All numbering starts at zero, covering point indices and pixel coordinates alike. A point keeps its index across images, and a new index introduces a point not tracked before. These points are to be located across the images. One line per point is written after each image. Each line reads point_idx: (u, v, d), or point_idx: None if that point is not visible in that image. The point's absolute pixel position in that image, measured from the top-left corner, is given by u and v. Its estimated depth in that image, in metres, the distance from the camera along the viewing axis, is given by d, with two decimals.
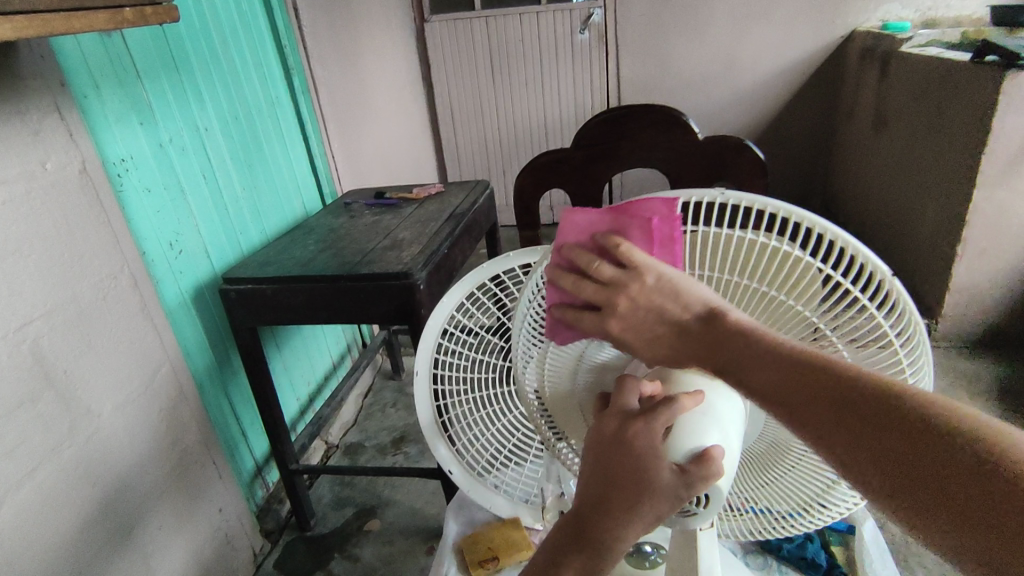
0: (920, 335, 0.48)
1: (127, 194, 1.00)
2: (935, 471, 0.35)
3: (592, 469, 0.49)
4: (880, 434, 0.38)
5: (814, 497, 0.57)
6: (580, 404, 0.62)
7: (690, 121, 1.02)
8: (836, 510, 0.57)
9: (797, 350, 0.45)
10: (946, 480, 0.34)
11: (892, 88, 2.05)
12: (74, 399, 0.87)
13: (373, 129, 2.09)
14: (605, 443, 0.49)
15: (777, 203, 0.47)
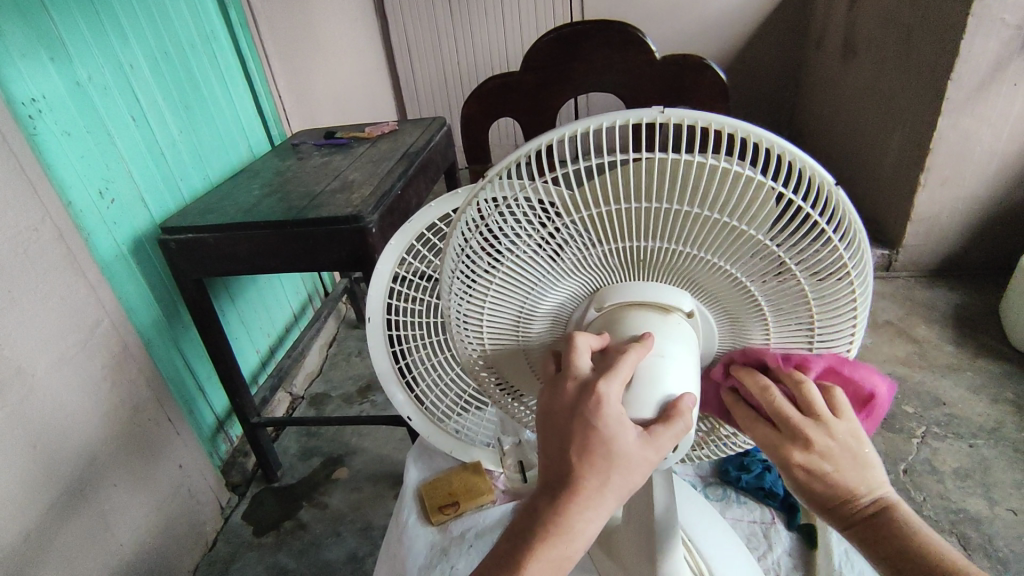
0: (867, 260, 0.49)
1: (42, 137, 0.91)
2: None
3: (552, 441, 0.47)
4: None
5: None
6: (529, 359, 0.61)
7: (647, 40, 0.96)
8: None
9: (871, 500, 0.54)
10: None
11: (861, 13, 2.00)
12: (1, 358, 0.81)
13: (323, 66, 1.96)
14: (560, 412, 0.46)
15: (753, 129, 0.43)
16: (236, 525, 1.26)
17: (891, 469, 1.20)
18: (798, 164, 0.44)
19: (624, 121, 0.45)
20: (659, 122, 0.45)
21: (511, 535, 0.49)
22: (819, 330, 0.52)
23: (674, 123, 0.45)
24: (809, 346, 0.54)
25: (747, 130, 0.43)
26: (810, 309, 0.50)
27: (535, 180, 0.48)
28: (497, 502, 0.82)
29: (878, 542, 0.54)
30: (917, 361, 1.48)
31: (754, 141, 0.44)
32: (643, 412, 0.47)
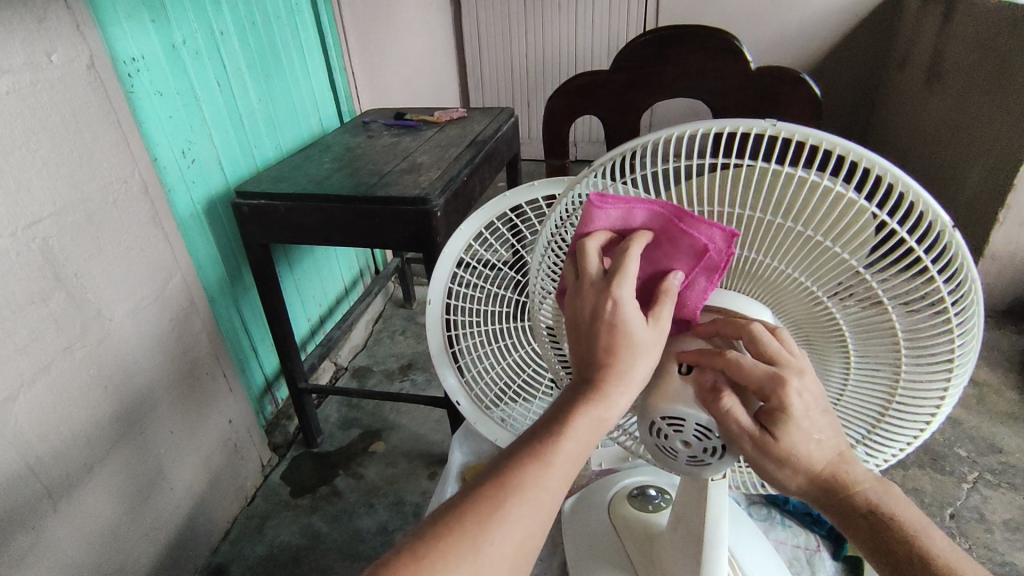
0: (974, 303, 0.45)
1: (138, 95, 0.96)
2: (879, 548, 0.47)
3: (545, 494, 0.43)
4: (874, 533, 0.48)
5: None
6: None
7: (743, 48, 0.96)
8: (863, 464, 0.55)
9: (820, 456, 0.47)
10: (890, 555, 0.47)
11: (951, 37, 1.91)
12: (84, 301, 0.86)
13: (395, 47, 1.99)
14: (569, 458, 0.45)
15: (844, 142, 0.43)
16: (274, 484, 1.31)
17: (936, 512, 1.16)
18: (910, 196, 0.42)
19: (732, 130, 0.46)
20: (768, 134, 0.45)
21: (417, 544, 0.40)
22: (906, 381, 0.49)
23: (783, 137, 0.45)
24: (889, 399, 0.50)
25: (841, 144, 0.43)
26: (898, 355, 0.48)
27: (619, 179, 0.51)
28: None
29: (823, 501, 0.48)
30: (975, 403, 1.42)
31: (865, 164, 0.43)
32: (687, 409, 0.47)
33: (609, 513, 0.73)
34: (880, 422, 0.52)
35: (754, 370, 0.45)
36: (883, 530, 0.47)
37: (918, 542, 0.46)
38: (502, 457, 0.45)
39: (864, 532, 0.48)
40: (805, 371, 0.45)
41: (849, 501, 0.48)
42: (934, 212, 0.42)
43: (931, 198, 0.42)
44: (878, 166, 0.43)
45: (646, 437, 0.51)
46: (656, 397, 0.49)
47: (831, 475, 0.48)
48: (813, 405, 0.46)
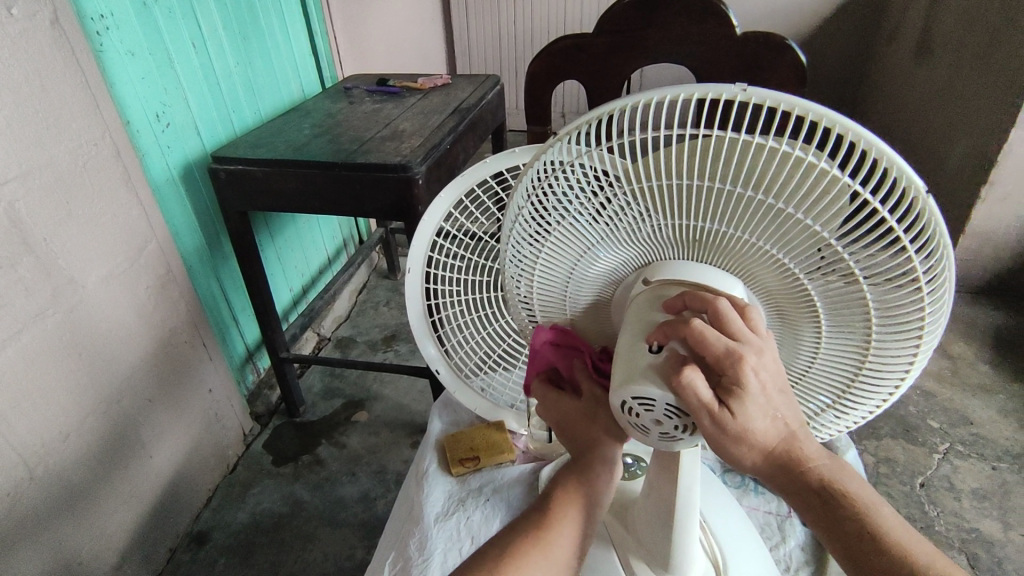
0: (947, 274, 0.45)
1: (107, 54, 0.92)
2: (832, 528, 0.48)
3: (554, 555, 0.57)
4: (828, 512, 0.48)
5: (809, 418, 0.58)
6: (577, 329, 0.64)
7: (729, 12, 0.94)
8: (826, 430, 0.58)
9: (778, 437, 0.47)
10: (842, 536, 0.48)
11: (943, 9, 1.89)
12: (55, 266, 0.84)
13: (380, 10, 1.93)
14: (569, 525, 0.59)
15: (818, 109, 0.42)
16: (256, 453, 1.31)
17: (906, 481, 1.19)
18: (885, 164, 0.42)
19: (706, 96, 0.45)
20: (740, 100, 0.45)
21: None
22: (876, 347, 0.50)
23: (754, 103, 0.44)
24: (860, 365, 0.51)
25: (817, 111, 0.42)
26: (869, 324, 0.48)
27: (593, 146, 0.50)
28: (516, 462, 0.85)
29: (778, 477, 0.49)
30: (949, 377, 1.45)
31: (838, 131, 0.42)
32: (658, 388, 0.47)
33: None
34: (852, 386, 0.53)
35: (717, 349, 0.45)
36: (836, 509, 0.48)
37: (868, 522, 0.47)
38: (520, 525, 0.59)
39: (817, 510, 0.49)
40: (763, 351, 0.45)
41: (804, 475, 0.48)
42: (910, 181, 0.42)
43: (903, 161, 0.42)
44: (854, 133, 0.42)
45: (619, 414, 0.51)
46: (628, 374, 0.49)
47: (787, 454, 0.48)
48: (771, 384, 0.46)
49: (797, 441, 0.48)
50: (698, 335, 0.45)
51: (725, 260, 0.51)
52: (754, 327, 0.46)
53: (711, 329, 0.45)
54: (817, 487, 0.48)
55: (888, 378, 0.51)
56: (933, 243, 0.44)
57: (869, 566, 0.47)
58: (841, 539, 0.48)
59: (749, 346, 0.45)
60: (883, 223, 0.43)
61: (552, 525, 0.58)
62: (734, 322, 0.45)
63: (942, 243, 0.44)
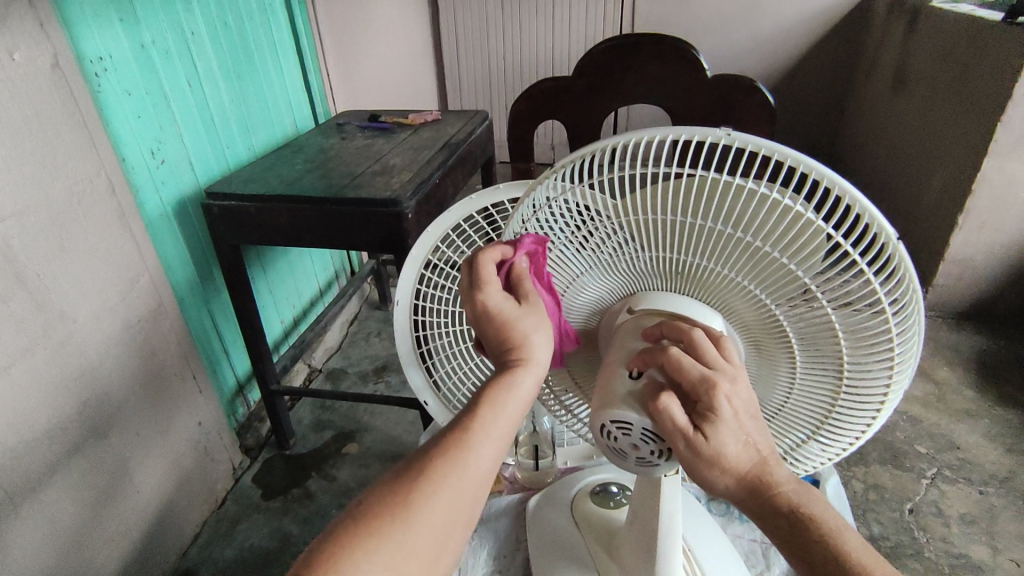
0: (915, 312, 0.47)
1: (105, 94, 0.95)
2: (800, 553, 0.49)
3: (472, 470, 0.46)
4: (795, 536, 0.49)
5: (788, 450, 0.59)
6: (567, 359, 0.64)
7: (701, 57, 1.00)
8: (809, 463, 0.58)
9: (746, 461, 0.48)
10: (810, 561, 0.48)
11: (916, 45, 1.96)
12: (47, 301, 0.85)
13: (372, 48, 1.98)
14: (496, 432, 0.48)
15: (792, 153, 0.45)
16: (245, 487, 1.30)
17: (895, 507, 1.19)
18: (855, 208, 0.44)
19: (688, 138, 0.47)
20: (724, 143, 0.47)
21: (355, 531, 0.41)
22: (849, 380, 0.51)
23: (738, 146, 0.47)
24: (834, 399, 0.53)
25: (790, 156, 0.45)
26: (841, 358, 0.50)
27: (578, 183, 0.53)
28: (504, 493, 0.89)
29: (748, 500, 0.50)
30: (935, 402, 1.46)
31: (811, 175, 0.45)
32: (636, 414, 0.49)
33: (571, 511, 0.75)
34: (828, 419, 0.54)
35: (692, 375, 0.46)
36: (803, 533, 0.49)
37: (835, 547, 0.48)
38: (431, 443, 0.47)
39: (785, 533, 0.49)
40: (737, 380, 0.47)
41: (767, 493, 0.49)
42: (877, 223, 0.44)
43: (872, 206, 0.44)
44: (826, 178, 0.44)
45: (597, 439, 0.52)
46: (607, 401, 0.50)
47: (754, 478, 0.49)
48: (744, 411, 0.47)
49: (764, 465, 0.49)
50: (675, 363, 0.47)
51: (703, 290, 0.53)
52: (729, 358, 0.48)
53: (688, 357, 0.47)
54: (784, 511, 0.49)
55: (860, 415, 0.52)
56: (901, 282, 0.46)
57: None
58: (809, 563, 0.48)
59: (724, 376, 0.46)
60: (850, 262, 0.45)
61: (473, 435, 0.47)
62: (710, 351, 0.47)
63: (910, 286, 0.46)
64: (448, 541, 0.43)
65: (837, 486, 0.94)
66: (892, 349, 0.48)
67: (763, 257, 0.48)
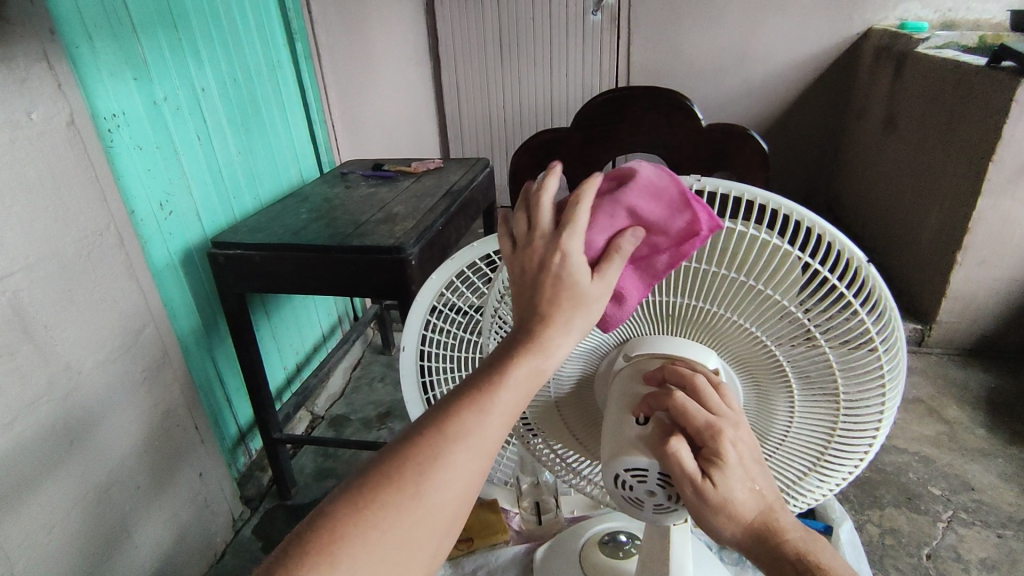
0: (898, 334, 0.50)
1: (117, 149, 0.98)
2: None
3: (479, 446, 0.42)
4: None
5: (790, 485, 0.56)
6: (565, 416, 0.62)
7: (694, 107, 1.07)
8: (807, 499, 0.56)
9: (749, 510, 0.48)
10: None
11: (904, 88, 2.02)
12: (52, 353, 0.85)
13: (375, 99, 2.04)
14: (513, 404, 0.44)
15: (764, 193, 0.48)
16: (245, 539, 1.27)
17: (914, 552, 1.16)
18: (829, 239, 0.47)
19: None
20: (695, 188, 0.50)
21: (330, 523, 0.39)
22: (846, 412, 0.52)
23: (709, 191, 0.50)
24: (832, 430, 0.53)
25: (761, 196, 0.48)
26: (835, 385, 0.51)
27: None
28: (510, 543, 0.87)
29: (754, 548, 0.49)
30: (947, 442, 1.44)
31: (785, 213, 0.48)
32: (646, 459, 0.48)
33: (580, 562, 0.73)
34: (826, 453, 0.54)
35: (697, 418, 0.47)
36: None
37: None
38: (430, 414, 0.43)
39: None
40: (738, 425, 0.48)
41: (774, 542, 0.48)
42: (852, 252, 0.47)
43: (843, 236, 0.47)
44: (803, 215, 0.47)
45: (610, 488, 0.51)
46: (616, 447, 0.50)
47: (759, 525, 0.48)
48: (749, 457, 0.47)
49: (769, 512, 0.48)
50: (683, 405, 0.47)
51: (701, 332, 0.54)
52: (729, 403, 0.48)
53: (694, 403, 0.47)
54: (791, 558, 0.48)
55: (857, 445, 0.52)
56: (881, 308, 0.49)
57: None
58: None
59: (727, 421, 0.47)
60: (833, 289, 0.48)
61: (486, 404, 0.43)
62: (712, 398, 0.48)
63: (889, 312, 0.49)
64: (450, 518, 0.41)
65: (850, 531, 0.92)
66: (883, 374, 0.50)
67: (753, 293, 0.50)
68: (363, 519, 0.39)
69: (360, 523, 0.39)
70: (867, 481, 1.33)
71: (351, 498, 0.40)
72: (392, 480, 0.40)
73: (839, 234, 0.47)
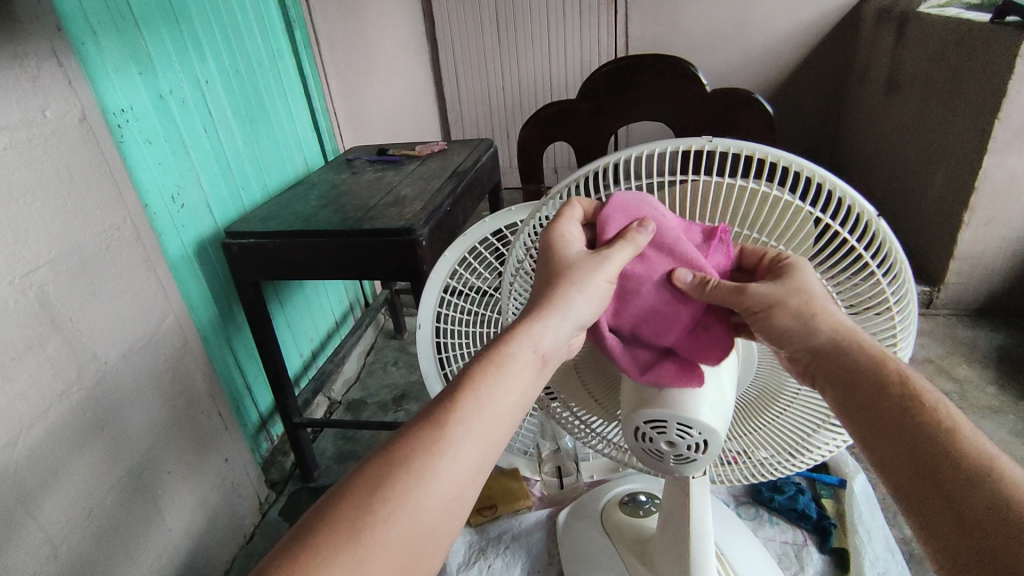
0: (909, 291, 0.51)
1: (128, 144, 0.99)
2: (916, 462, 0.43)
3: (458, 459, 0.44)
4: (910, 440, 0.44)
5: (800, 441, 0.58)
6: (584, 381, 0.64)
7: (697, 74, 1.07)
8: (820, 453, 0.58)
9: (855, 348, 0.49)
10: (922, 462, 0.43)
11: (906, 50, 2.00)
12: (81, 346, 0.88)
13: (375, 85, 2.04)
14: (490, 424, 0.46)
15: (778, 152, 0.49)
16: (273, 521, 1.31)
17: None
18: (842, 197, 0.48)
19: (684, 147, 0.51)
20: (706, 149, 0.51)
21: (347, 502, 0.41)
22: None
23: (720, 151, 0.50)
24: None
25: (774, 154, 0.48)
26: None
27: (581, 201, 0.57)
28: (533, 508, 0.90)
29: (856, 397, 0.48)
30: (958, 401, 1.45)
31: (799, 172, 0.49)
32: (666, 409, 0.51)
33: (602, 521, 0.77)
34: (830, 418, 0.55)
35: (756, 294, 0.49)
36: (920, 435, 0.44)
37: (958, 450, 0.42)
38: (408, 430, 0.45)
39: (894, 439, 0.45)
40: (805, 293, 0.50)
41: (880, 388, 0.47)
42: (866, 210, 0.48)
43: (859, 195, 0.48)
44: (817, 175, 0.48)
45: (632, 441, 0.54)
46: (638, 402, 0.53)
47: (848, 360, 0.49)
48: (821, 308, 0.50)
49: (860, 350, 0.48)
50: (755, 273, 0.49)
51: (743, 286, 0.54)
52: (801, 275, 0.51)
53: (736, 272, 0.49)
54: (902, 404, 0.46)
55: None
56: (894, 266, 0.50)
57: (930, 491, 0.42)
58: (923, 471, 0.43)
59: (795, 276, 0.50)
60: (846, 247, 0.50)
61: (465, 417, 0.45)
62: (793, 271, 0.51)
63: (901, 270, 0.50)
64: (434, 532, 0.42)
65: (866, 484, 0.94)
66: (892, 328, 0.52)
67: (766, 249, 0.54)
68: (387, 487, 0.41)
69: (389, 493, 0.41)
70: None
71: (373, 470, 0.42)
72: (416, 451, 0.43)
73: (854, 192, 0.48)
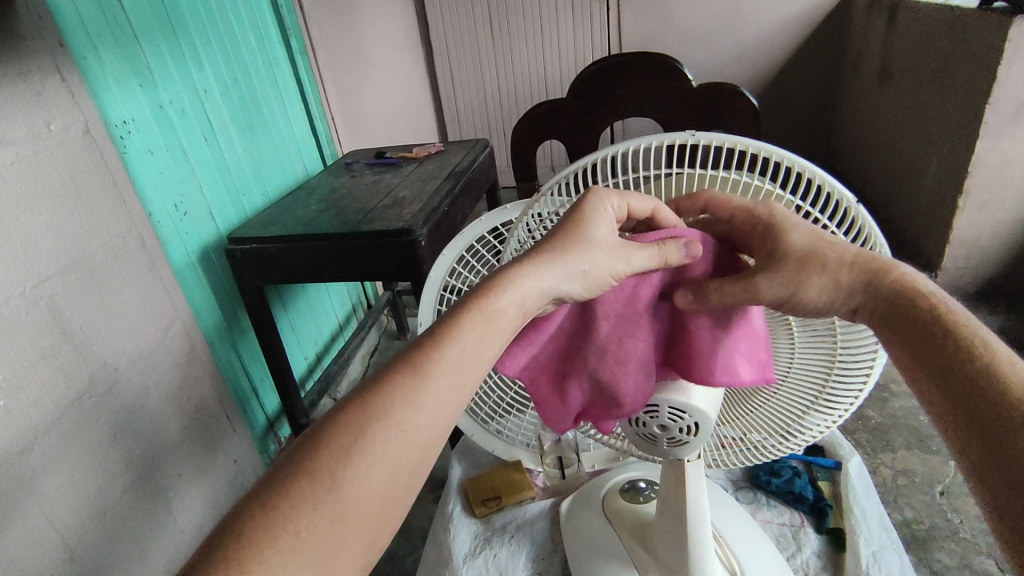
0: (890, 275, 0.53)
1: (131, 155, 1.01)
2: (944, 365, 0.46)
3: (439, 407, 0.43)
4: (936, 346, 0.47)
5: (791, 423, 0.59)
6: None
7: (685, 69, 1.09)
8: (810, 435, 0.60)
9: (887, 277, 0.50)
10: (948, 362, 0.46)
11: (898, 38, 2.01)
12: (91, 353, 0.90)
13: (371, 89, 2.05)
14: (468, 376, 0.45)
15: (758, 143, 0.50)
16: None
17: (926, 490, 1.20)
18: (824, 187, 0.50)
19: (669, 142, 0.53)
20: (690, 143, 0.52)
21: None
22: (842, 347, 0.55)
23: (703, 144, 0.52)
24: (830, 365, 0.56)
25: (756, 146, 0.50)
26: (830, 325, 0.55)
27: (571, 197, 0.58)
28: (536, 498, 0.93)
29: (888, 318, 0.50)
30: None
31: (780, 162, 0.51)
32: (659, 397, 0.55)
33: (603, 508, 0.79)
34: (820, 397, 0.57)
35: (796, 240, 0.50)
36: (947, 341, 0.47)
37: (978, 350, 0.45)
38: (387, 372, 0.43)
39: (922, 348, 0.48)
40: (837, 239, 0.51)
41: (914, 313, 0.49)
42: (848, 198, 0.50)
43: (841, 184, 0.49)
44: (798, 164, 0.50)
45: (627, 428, 0.58)
46: None
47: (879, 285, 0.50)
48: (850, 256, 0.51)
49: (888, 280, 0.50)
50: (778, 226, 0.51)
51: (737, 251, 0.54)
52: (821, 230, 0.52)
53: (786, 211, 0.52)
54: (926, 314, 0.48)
55: (851, 381, 0.54)
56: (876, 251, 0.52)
57: (966, 396, 0.44)
58: (954, 373, 0.45)
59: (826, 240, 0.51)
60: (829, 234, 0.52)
61: (443, 365, 0.44)
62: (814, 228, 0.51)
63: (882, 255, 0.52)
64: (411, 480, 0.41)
65: (860, 467, 0.95)
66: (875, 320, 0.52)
67: None
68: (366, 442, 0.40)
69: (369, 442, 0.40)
70: (879, 427, 1.37)
71: None
72: (394, 394, 0.42)
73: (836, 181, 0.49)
